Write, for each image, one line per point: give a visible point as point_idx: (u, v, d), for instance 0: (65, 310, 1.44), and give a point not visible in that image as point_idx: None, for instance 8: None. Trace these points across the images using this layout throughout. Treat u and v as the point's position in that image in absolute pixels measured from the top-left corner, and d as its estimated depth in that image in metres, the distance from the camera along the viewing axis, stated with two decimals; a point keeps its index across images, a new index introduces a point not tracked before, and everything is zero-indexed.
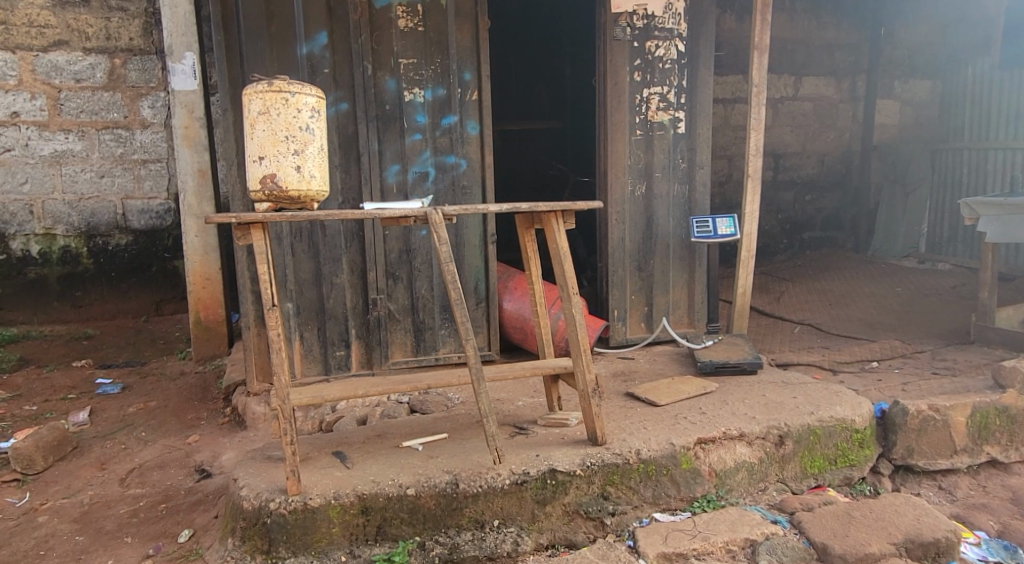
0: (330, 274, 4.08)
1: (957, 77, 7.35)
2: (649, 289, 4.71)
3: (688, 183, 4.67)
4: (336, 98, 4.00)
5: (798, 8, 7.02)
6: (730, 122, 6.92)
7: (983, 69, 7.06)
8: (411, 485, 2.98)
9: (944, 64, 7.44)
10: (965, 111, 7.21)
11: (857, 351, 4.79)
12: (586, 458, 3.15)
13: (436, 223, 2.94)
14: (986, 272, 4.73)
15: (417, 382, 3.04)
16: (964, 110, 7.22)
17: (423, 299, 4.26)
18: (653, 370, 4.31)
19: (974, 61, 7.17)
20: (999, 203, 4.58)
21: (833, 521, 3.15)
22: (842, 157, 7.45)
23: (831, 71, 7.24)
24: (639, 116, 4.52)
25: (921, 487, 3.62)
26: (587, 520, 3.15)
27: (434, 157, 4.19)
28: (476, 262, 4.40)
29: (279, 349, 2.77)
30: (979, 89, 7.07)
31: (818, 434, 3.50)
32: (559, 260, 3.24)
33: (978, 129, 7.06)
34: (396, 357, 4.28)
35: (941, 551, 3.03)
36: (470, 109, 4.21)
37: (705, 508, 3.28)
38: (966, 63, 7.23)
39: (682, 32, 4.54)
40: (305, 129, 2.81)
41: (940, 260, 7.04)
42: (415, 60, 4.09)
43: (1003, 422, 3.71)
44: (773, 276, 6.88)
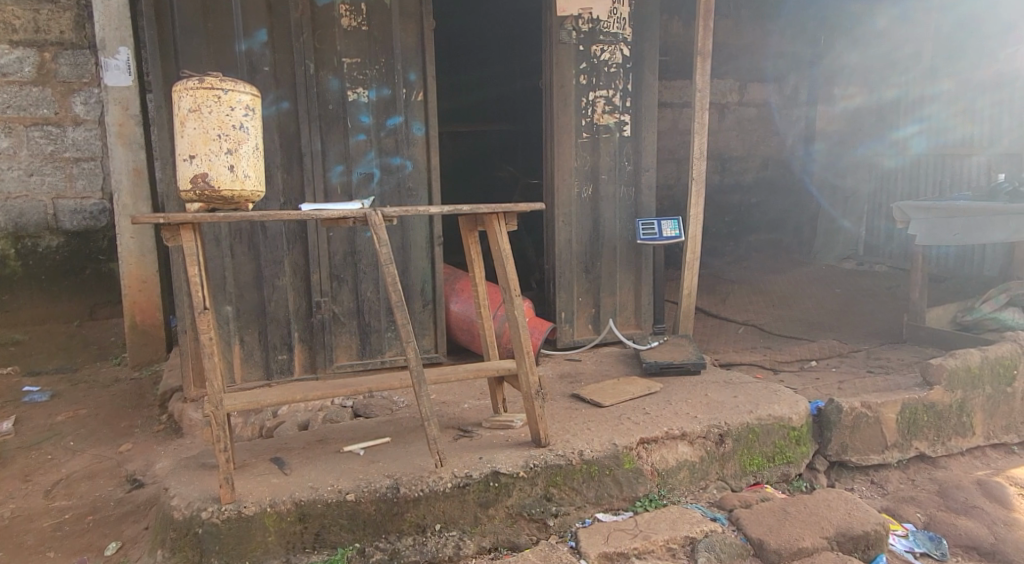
0: (271, 276, 4.00)
1: (887, 82, 7.36)
2: (596, 291, 4.75)
3: (634, 185, 4.72)
4: (276, 97, 3.92)
5: (742, 15, 7.18)
6: (678, 125, 7.05)
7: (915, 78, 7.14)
8: (351, 491, 2.93)
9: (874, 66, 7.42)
10: (901, 119, 7.24)
11: (797, 350, 4.92)
12: (529, 459, 3.15)
13: (377, 225, 2.90)
14: (917, 272, 4.91)
15: (358, 385, 2.99)
16: (897, 118, 7.26)
17: (369, 301, 4.21)
18: (599, 371, 4.34)
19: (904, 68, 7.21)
20: (929, 207, 4.76)
21: (769, 517, 3.21)
22: (785, 161, 7.68)
23: (773, 77, 7.44)
24: (586, 119, 4.55)
25: (855, 483, 3.73)
26: (530, 522, 3.15)
27: (379, 158, 4.14)
28: (423, 264, 4.37)
29: (212, 353, 2.70)
30: (912, 99, 7.15)
31: (757, 432, 3.57)
32: (501, 261, 3.24)
33: (912, 138, 7.14)
34: (341, 360, 4.21)
35: (871, 544, 3.12)
36: (415, 110, 4.18)
37: (647, 507, 3.32)
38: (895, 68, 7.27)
39: (628, 36, 4.59)
40: (239, 127, 2.74)
41: (876, 263, 7.25)
42: (358, 59, 4.03)
43: (930, 418, 3.86)
44: (718, 277, 7.02)
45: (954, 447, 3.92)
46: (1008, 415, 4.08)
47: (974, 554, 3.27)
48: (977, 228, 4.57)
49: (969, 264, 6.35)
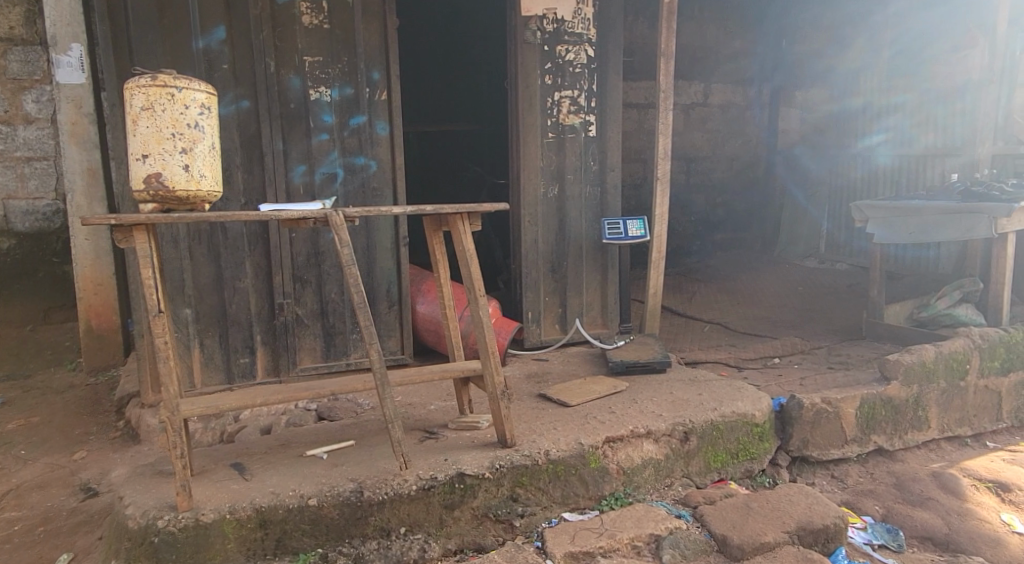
0: (231, 278, 3.93)
1: (855, 91, 7.56)
2: (563, 291, 4.75)
3: (600, 185, 4.74)
4: (236, 96, 3.86)
5: (706, 16, 7.25)
6: (644, 126, 7.11)
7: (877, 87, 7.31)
8: (313, 496, 2.89)
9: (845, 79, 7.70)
10: (864, 124, 7.38)
11: (761, 348, 4.98)
12: (495, 460, 3.14)
13: (339, 226, 2.86)
14: (875, 270, 5.02)
15: (321, 388, 2.95)
16: (864, 127, 7.42)
17: (333, 303, 4.15)
18: (566, 371, 4.34)
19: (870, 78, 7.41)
20: (884, 206, 4.88)
21: (732, 513, 3.24)
22: (748, 161, 7.78)
23: (736, 78, 7.53)
24: (551, 119, 4.56)
25: (816, 477, 3.79)
26: (496, 523, 3.14)
27: (342, 157, 4.10)
28: (389, 265, 4.33)
29: (167, 357, 2.65)
30: (874, 104, 7.30)
31: (721, 429, 3.60)
32: (465, 261, 3.22)
33: (874, 143, 7.26)
34: (305, 363, 4.15)
35: (831, 537, 3.16)
36: (379, 109, 4.14)
37: (613, 505, 3.33)
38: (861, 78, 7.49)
39: (592, 37, 4.60)
40: (193, 126, 2.69)
41: (838, 260, 7.43)
42: (320, 57, 3.98)
43: (888, 412, 3.94)
44: (684, 276, 7.08)
45: (910, 441, 4.01)
46: (962, 408, 4.19)
47: (930, 545, 3.35)
48: (931, 227, 4.63)
49: (924, 261, 6.49)
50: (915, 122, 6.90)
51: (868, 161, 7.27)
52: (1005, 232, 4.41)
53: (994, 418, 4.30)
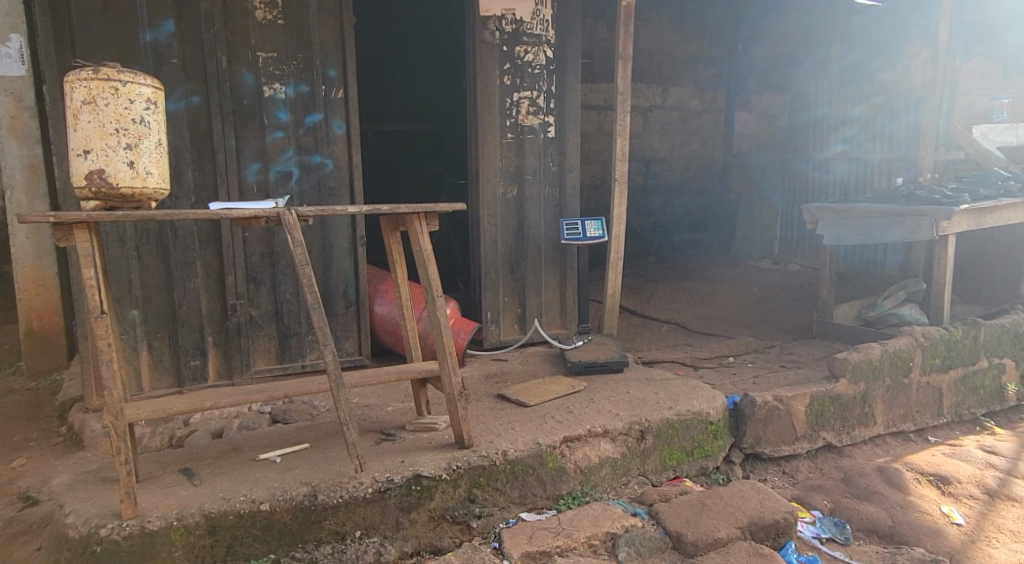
0: (181, 278, 3.83)
1: (807, 98, 7.74)
2: (522, 291, 4.75)
3: (559, 185, 4.75)
4: (186, 91, 3.77)
5: (665, 21, 7.33)
6: (603, 127, 7.16)
7: (827, 93, 7.47)
8: (265, 500, 2.84)
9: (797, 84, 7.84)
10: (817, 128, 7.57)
11: (717, 347, 5.06)
12: (452, 461, 3.12)
13: (291, 225, 2.80)
14: (825, 271, 5.13)
15: (274, 390, 2.90)
16: (816, 132, 7.60)
17: (288, 304, 4.09)
18: (525, 371, 4.34)
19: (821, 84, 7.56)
20: (832, 209, 5.00)
21: (686, 510, 3.28)
22: (705, 163, 7.89)
23: (694, 82, 7.63)
24: (510, 119, 4.55)
25: (768, 473, 3.86)
26: (453, 524, 3.13)
27: (298, 156, 4.03)
28: (346, 265, 4.28)
29: (111, 360, 2.57)
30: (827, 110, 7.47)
31: (677, 428, 3.64)
32: (423, 261, 3.19)
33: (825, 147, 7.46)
34: (259, 365, 4.07)
35: (781, 531, 3.20)
36: (336, 107, 4.09)
37: (570, 505, 3.35)
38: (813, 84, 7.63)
39: (551, 38, 4.61)
40: (139, 121, 2.61)
41: (791, 261, 7.61)
42: (274, 53, 3.91)
43: (837, 409, 4.03)
44: (642, 277, 7.14)
45: (858, 437, 4.11)
46: (906, 404, 4.31)
47: (875, 537, 3.43)
48: (877, 229, 4.76)
49: (871, 261, 6.70)
50: (864, 130, 7.10)
51: (820, 165, 7.47)
52: (945, 235, 4.54)
53: (936, 414, 4.44)
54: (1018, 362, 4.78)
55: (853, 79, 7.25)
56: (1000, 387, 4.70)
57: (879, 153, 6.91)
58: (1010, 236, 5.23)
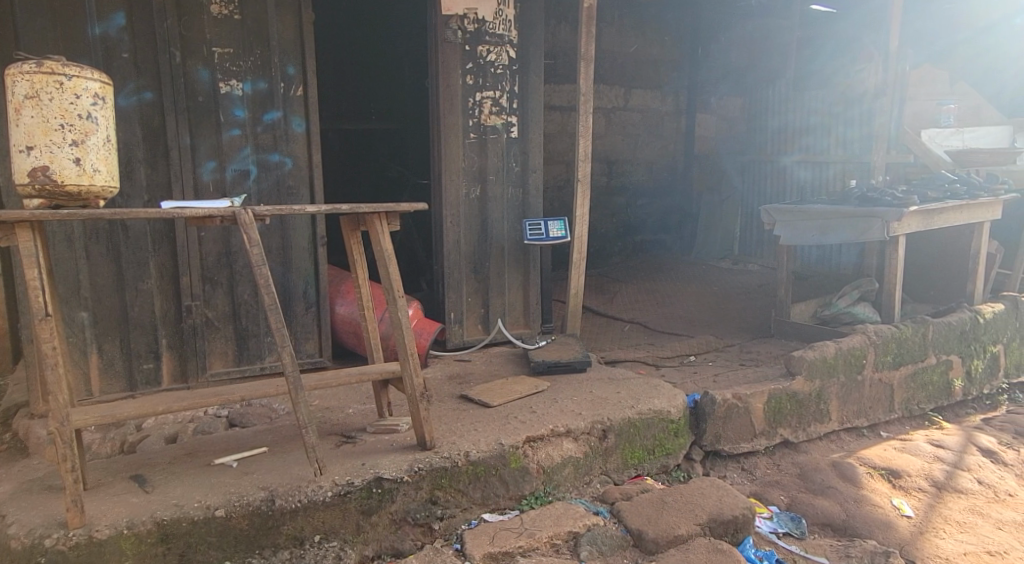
0: (134, 279, 3.73)
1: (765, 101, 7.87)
2: (485, 291, 4.74)
3: (522, 186, 4.75)
4: (137, 86, 3.67)
5: (628, 23, 7.38)
6: (566, 128, 7.18)
7: (784, 96, 7.60)
8: (221, 506, 2.77)
9: (756, 88, 7.98)
10: (774, 131, 7.70)
11: (678, 346, 5.10)
12: (414, 463, 3.09)
13: (247, 224, 2.74)
14: (783, 271, 5.22)
15: (230, 393, 2.83)
16: (773, 134, 7.74)
17: (246, 305, 4.01)
18: (488, 371, 4.33)
19: (778, 89, 7.71)
20: (790, 209, 5.08)
21: (648, 508, 3.29)
22: (667, 164, 7.96)
23: (656, 84, 7.70)
24: (473, 119, 4.53)
25: (727, 470, 3.91)
26: (415, 527, 3.10)
27: (255, 154, 3.96)
28: (306, 265, 4.21)
29: (56, 364, 2.49)
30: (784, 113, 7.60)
31: (638, 426, 3.65)
32: (384, 262, 3.15)
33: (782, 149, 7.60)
34: (215, 367, 3.99)
35: (739, 527, 3.24)
36: (295, 105, 4.02)
37: (533, 505, 3.34)
38: (771, 88, 7.76)
39: (514, 38, 4.60)
40: (86, 117, 2.54)
41: (750, 261, 7.71)
42: (230, 49, 3.83)
43: (793, 406, 4.10)
44: (606, 277, 7.18)
45: (814, 433, 4.19)
46: (859, 401, 4.40)
47: (829, 531, 3.50)
48: (833, 229, 4.84)
49: (827, 262, 6.84)
50: (819, 133, 7.25)
51: (777, 166, 7.62)
52: (896, 235, 4.63)
53: (888, 409, 4.54)
54: (966, 358, 4.91)
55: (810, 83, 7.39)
56: (948, 383, 4.83)
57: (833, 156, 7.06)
58: (958, 237, 5.32)
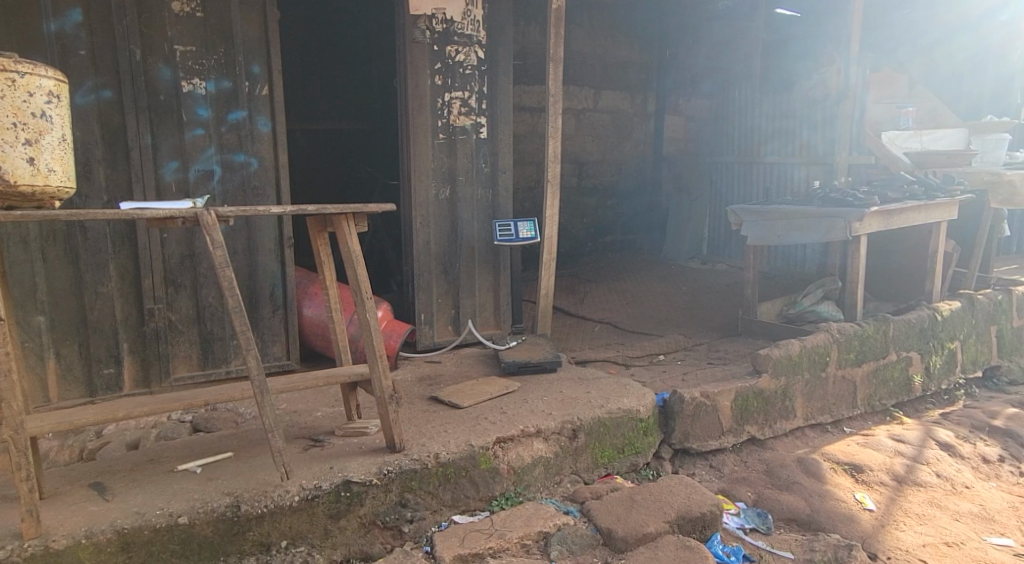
0: (93, 282, 3.65)
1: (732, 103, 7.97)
2: (455, 292, 4.72)
3: (492, 186, 4.73)
4: (96, 84, 3.59)
5: (597, 25, 7.42)
6: (536, 129, 7.19)
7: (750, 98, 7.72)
8: (184, 513, 2.72)
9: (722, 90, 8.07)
10: (741, 133, 7.82)
11: (647, 345, 5.13)
12: (383, 465, 3.06)
13: (210, 225, 2.69)
14: (750, 270, 5.28)
15: (193, 398, 2.78)
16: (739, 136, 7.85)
17: (210, 308, 3.94)
18: (458, 372, 4.32)
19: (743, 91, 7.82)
20: (756, 209, 5.15)
21: (617, 506, 3.31)
22: (637, 165, 8.01)
23: (625, 85, 7.74)
24: (441, 120, 4.51)
25: (696, 468, 3.94)
26: (384, 530, 3.07)
27: (220, 154, 3.90)
28: (272, 267, 4.16)
29: (10, 370, 2.42)
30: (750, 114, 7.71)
31: (608, 426, 3.66)
32: (351, 263, 3.11)
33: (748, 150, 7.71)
34: (179, 372, 3.92)
35: (707, 524, 3.26)
36: (260, 105, 3.97)
37: (504, 505, 3.34)
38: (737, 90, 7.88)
39: (482, 39, 4.59)
40: (40, 115, 2.48)
41: (719, 261, 7.79)
42: (193, 47, 3.77)
43: (760, 404, 4.15)
44: (576, 278, 7.20)
45: (780, 429, 4.24)
46: (823, 397, 4.47)
47: (795, 526, 3.54)
48: (797, 229, 4.91)
49: (793, 261, 6.94)
50: (783, 135, 7.37)
51: (743, 167, 7.73)
52: (857, 235, 4.71)
53: (851, 405, 4.62)
54: (925, 354, 5.01)
55: (774, 85, 7.51)
56: (908, 378, 4.92)
57: (796, 157, 7.19)
58: (918, 237, 5.42)
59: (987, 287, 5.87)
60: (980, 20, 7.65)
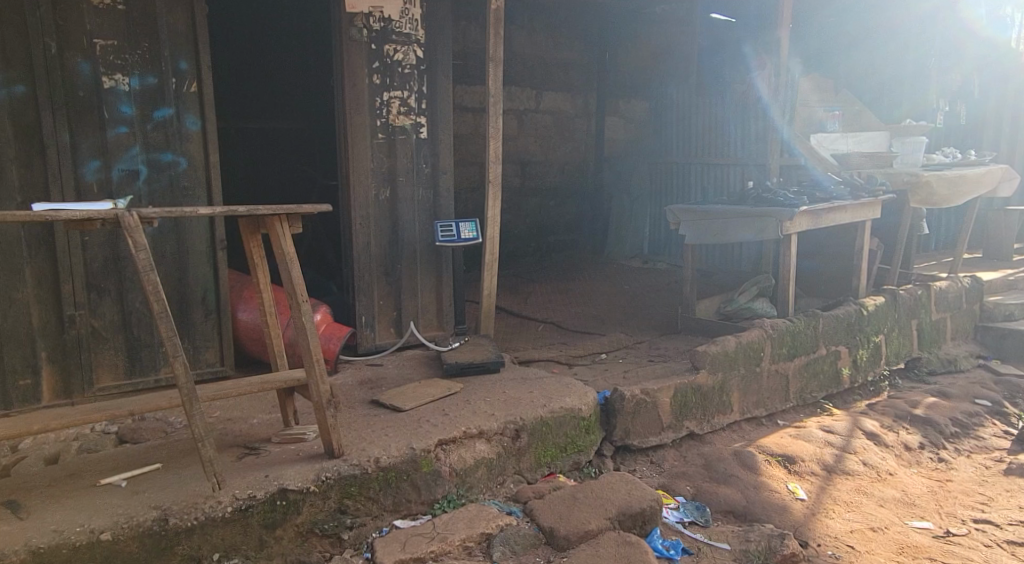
0: (7, 288, 3.47)
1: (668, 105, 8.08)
2: (397, 293, 4.65)
3: (433, 187, 4.68)
4: (7, 79, 3.41)
5: (537, 26, 7.46)
6: (478, 129, 7.16)
7: (687, 99, 7.84)
8: (107, 529, 2.60)
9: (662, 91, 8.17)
10: (679, 134, 7.94)
11: (590, 344, 5.16)
12: (321, 472, 2.99)
13: (132, 227, 2.57)
14: (689, 268, 5.36)
15: (116, 409, 2.66)
16: (677, 137, 7.97)
17: (137, 313, 3.79)
18: (400, 375, 4.25)
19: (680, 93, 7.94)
20: (693, 209, 5.22)
21: (559, 505, 3.31)
22: (579, 166, 8.06)
23: (566, 87, 7.79)
24: (380, 119, 4.45)
25: (637, 464, 3.98)
26: (323, 538, 3.01)
27: (145, 154, 3.75)
28: (204, 271, 4.02)
29: None
30: (686, 116, 7.85)
31: (550, 425, 3.66)
32: (286, 266, 3.02)
33: (686, 151, 7.84)
34: (104, 381, 3.75)
35: (647, 519, 3.29)
36: (188, 102, 3.83)
37: (446, 508, 3.30)
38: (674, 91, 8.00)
39: (421, 38, 4.54)
40: None
41: (660, 261, 7.90)
42: (114, 41, 3.61)
43: (698, 399, 4.23)
44: (520, 278, 7.19)
45: (717, 424, 4.33)
46: (759, 392, 4.58)
47: (731, 518, 3.61)
48: (732, 229, 5.01)
49: (729, 259, 7.09)
50: (717, 135, 7.50)
51: (682, 168, 7.86)
52: (788, 234, 4.83)
53: (784, 399, 4.74)
54: (853, 348, 5.18)
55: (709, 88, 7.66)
56: (837, 371, 5.08)
57: (731, 157, 7.34)
58: (846, 235, 5.61)
59: (907, 282, 6.11)
60: (906, 26, 7.93)
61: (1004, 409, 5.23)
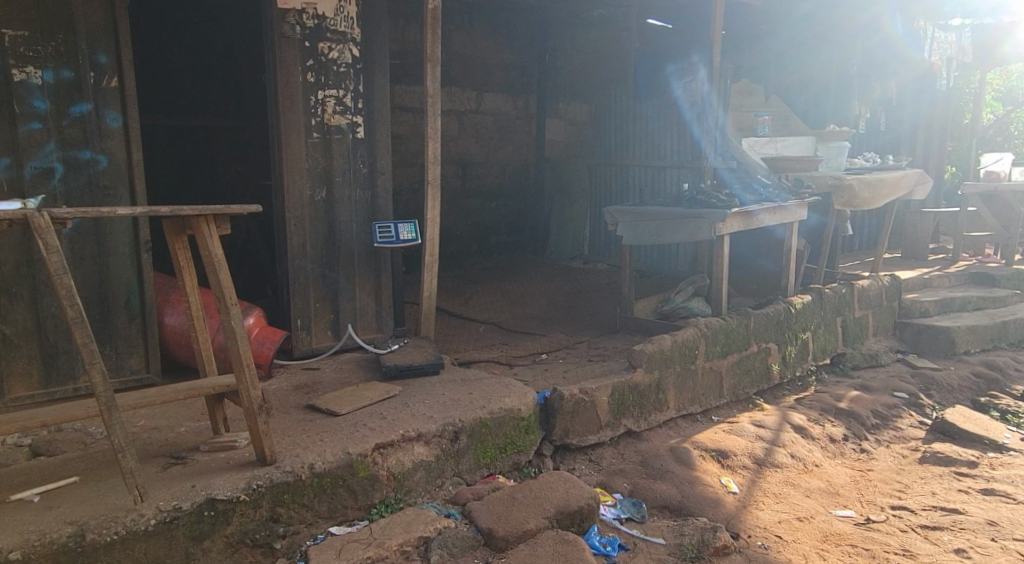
0: None
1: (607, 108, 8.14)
2: (334, 295, 4.55)
3: (370, 188, 4.60)
4: None
5: (477, 27, 7.44)
6: (417, 130, 7.10)
7: (625, 103, 7.91)
8: (16, 548, 2.46)
9: (600, 95, 8.23)
10: (618, 137, 8.01)
11: (530, 345, 5.16)
12: (251, 480, 2.90)
13: (42, 228, 2.44)
14: (627, 269, 5.40)
15: (27, 420, 2.52)
16: (616, 140, 8.04)
17: (52, 319, 3.61)
18: (337, 378, 4.17)
19: (618, 97, 8.00)
20: (631, 211, 5.27)
21: (498, 505, 3.29)
22: (520, 167, 8.07)
23: (506, 88, 7.78)
24: (315, 119, 4.35)
25: (575, 462, 4.00)
26: (253, 548, 2.91)
27: (61, 151, 3.58)
28: (128, 274, 3.86)
29: None
30: (625, 119, 7.92)
31: (489, 426, 3.63)
32: (214, 268, 2.91)
33: (625, 154, 7.92)
34: (17, 391, 3.55)
35: (584, 517, 3.30)
36: (108, 98, 3.67)
37: (383, 513, 3.24)
38: (612, 95, 8.07)
39: (356, 36, 4.45)
40: None
41: (599, 261, 7.97)
42: (26, 33, 3.43)
43: (635, 397, 4.27)
44: (460, 279, 7.16)
45: (653, 421, 4.38)
46: (694, 389, 4.66)
47: (666, 513, 3.66)
48: (668, 230, 5.08)
49: (667, 260, 7.20)
50: (653, 138, 7.59)
51: (621, 171, 7.93)
52: (721, 234, 4.92)
53: (718, 395, 4.84)
54: (783, 345, 5.33)
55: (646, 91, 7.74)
56: (768, 368, 5.21)
57: (667, 160, 7.44)
58: (776, 235, 5.76)
59: (834, 281, 6.32)
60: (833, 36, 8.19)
61: (920, 400, 5.45)
